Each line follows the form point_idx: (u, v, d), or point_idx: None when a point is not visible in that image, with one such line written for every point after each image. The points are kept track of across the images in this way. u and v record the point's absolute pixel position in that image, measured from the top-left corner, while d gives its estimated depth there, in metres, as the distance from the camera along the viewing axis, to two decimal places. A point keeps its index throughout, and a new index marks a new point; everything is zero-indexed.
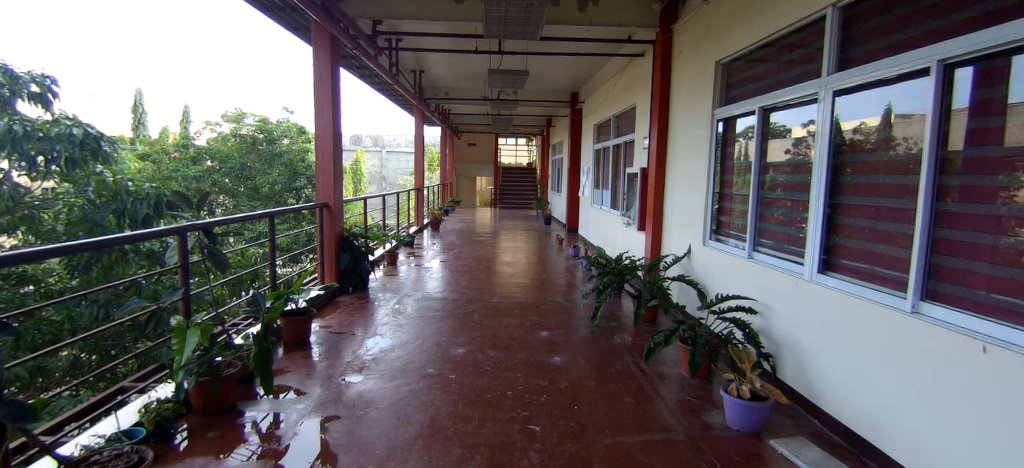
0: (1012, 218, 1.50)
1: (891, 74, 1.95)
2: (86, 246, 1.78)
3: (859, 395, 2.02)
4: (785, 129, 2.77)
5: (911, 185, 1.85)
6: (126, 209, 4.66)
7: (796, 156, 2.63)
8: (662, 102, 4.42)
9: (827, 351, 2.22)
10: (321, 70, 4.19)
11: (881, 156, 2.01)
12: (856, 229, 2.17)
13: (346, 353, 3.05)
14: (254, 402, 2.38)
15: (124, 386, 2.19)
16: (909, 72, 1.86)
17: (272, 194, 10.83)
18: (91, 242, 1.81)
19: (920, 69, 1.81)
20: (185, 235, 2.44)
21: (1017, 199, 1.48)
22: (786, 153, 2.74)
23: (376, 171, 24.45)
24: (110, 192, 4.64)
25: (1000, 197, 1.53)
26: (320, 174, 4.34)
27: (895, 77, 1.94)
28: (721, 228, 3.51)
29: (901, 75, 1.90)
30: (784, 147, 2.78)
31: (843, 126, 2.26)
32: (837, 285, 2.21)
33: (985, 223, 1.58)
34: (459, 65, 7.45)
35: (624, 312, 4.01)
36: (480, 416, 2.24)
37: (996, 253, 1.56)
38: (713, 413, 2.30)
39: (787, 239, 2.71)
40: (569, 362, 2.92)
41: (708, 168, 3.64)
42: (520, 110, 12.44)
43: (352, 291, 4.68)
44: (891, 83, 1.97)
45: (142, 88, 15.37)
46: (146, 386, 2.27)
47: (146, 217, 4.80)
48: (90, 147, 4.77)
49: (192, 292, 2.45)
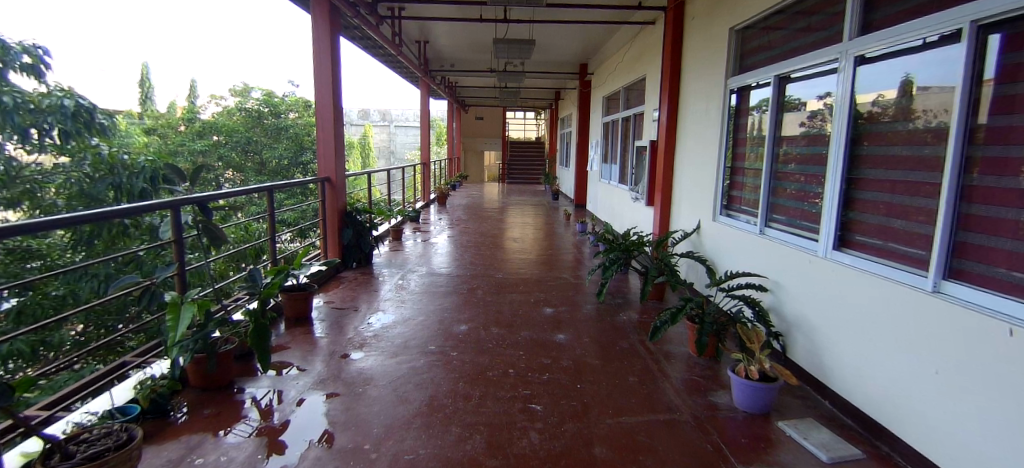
0: None
1: (915, 40, 1.81)
2: (86, 219, 1.76)
3: (873, 377, 1.94)
4: (799, 102, 2.65)
5: (937, 157, 1.72)
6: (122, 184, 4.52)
7: (811, 128, 2.52)
8: (673, 71, 4.24)
9: (840, 329, 2.15)
10: (320, 40, 4.05)
11: (900, 127, 1.90)
12: (875, 204, 2.05)
13: (348, 330, 3.02)
14: (253, 379, 2.37)
15: (124, 361, 2.22)
16: (934, 38, 1.73)
17: (279, 169, 10.73)
18: (93, 214, 1.78)
19: (944, 35, 1.69)
20: (179, 210, 2.35)
21: None
22: (801, 126, 2.62)
23: (385, 145, 24.35)
24: (105, 165, 4.58)
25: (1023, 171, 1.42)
26: (322, 147, 4.24)
27: (922, 43, 1.79)
28: (732, 203, 3.39)
29: (926, 41, 1.77)
30: (797, 119, 2.66)
31: (859, 100, 2.14)
32: (852, 263, 2.10)
33: (1006, 198, 1.48)
34: (463, 34, 7.22)
35: (630, 289, 3.93)
36: (479, 394, 2.21)
37: (1018, 228, 1.45)
38: (719, 394, 2.24)
39: (800, 214, 2.59)
40: (572, 340, 2.87)
41: (720, 141, 3.49)
42: (529, 83, 12.15)
43: (356, 267, 4.64)
44: (920, 49, 1.81)
45: (149, 64, 15.35)
46: (146, 360, 2.29)
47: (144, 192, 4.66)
48: (84, 119, 4.72)
49: (187, 267, 2.40)
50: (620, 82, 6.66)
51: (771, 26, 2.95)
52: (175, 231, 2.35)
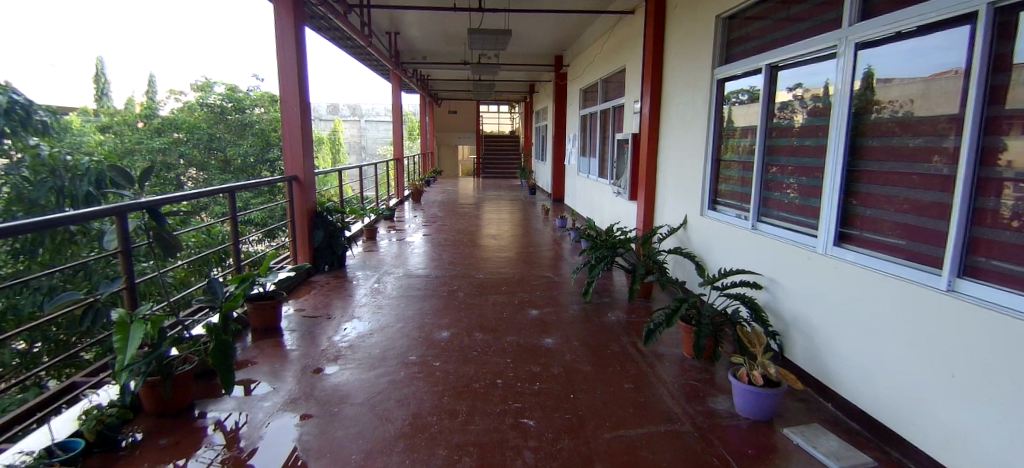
0: (1018, 182, 1.42)
1: (886, 33, 1.89)
2: (11, 231, 1.48)
3: (882, 380, 1.87)
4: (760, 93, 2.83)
5: (926, 146, 1.74)
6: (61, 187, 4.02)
7: (780, 119, 2.66)
8: (655, 62, 4.14)
9: (845, 329, 2.08)
10: (283, 29, 3.77)
11: (861, 120, 2.05)
12: (880, 198, 1.97)
13: (320, 341, 2.80)
14: (217, 400, 2.13)
15: (76, 381, 1.99)
16: (907, 30, 1.80)
17: (244, 167, 10.18)
18: (17, 227, 1.51)
19: (920, 27, 1.74)
20: (126, 216, 2.05)
21: (1015, 165, 1.42)
22: (770, 118, 2.75)
23: (356, 140, 23.73)
24: (45, 166, 4.15)
25: (999, 161, 1.48)
26: (289, 144, 3.96)
27: (914, 30, 1.77)
28: (720, 197, 3.33)
29: (898, 33, 1.84)
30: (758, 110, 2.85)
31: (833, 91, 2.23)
32: (856, 260, 2.04)
33: (987, 188, 1.52)
34: (436, 25, 6.98)
35: (616, 287, 3.83)
36: (467, 409, 2.05)
37: (997, 218, 1.50)
38: (718, 400, 2.15)
39: (797, 208, 2.52)
40: (561, 344, 2.74)
41: (708, 133, 3.39)
42: (503, 76, 11.95)
43: (329, 270, 4.39)
44: (913, 37, 1.78)
45: (103, 58, 14.56)
46: (99, 382, 2.03)
47: (90, 196, 4.27)
48: (19, 117, 4.29)
49: (137, 281, 2.11)
50: (597, 74, 6.56)
51: (758, 14, 2.87)
52: (122, 240, 2.04)
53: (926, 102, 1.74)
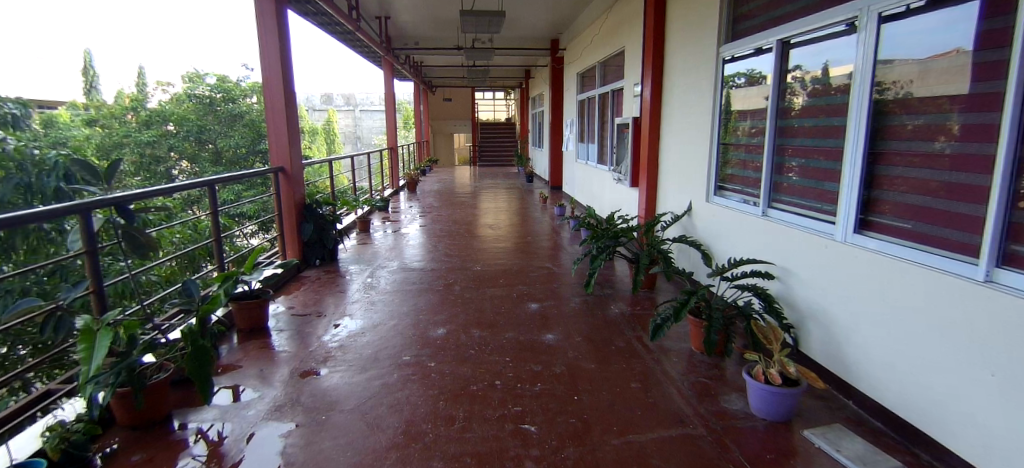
0: None
1: (898, 6, 1.79)
2: None
3: (908, 377, 1.75)
4: (761, 75, 2.74)
5: (929, 125, 1.72)
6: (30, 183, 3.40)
7: (785, 101, 2.57)
8: (656, 41, 3.96)
9: (868, 322, 1.94)
10: (263, 11, 3.54)
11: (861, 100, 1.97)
12: (907, 181, 1.82)
13: (309, 341, 2.66)
14: (198, 408, 1.97)
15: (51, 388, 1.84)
16: (917, 4, 1.72)
17: (236, 159, 9.93)
18: None
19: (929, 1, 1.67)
20: (90, 215, 1.86)
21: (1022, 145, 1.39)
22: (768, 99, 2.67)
23: (351, 130, 23.43)
24: (10, 160, 3.58)
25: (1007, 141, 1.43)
26: (274, 133, 3.77)
27: (923, 4, 1.70)
28: (726, 182, 3.17)
29: (908, 7, 1.76)
30: (761, 93, 2.75)
31: (831, 73, 2.21)
32: (880, 248, 1.89)
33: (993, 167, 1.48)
34: (428, 8, 6.74)
35: (619, 278, 3.69)
36: (464, 414, 1.92)
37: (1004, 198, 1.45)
38: (732, 399, 2.03)
39: (811, 193, 2.37)
40: (563, 340, 2.60)
41: (714, 115, 3.23)
42: (498, 61, 11.69)
43: (320, 264, 4.23)
44: (924, 13, 1.70)
45: (90, 50, 14.28)
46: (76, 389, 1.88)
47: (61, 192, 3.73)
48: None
49: (106, 284, 1.93)
50: (595, 56, 6.36)
51: None
52: (88, 240, 1.85)
53: (924, 83, 1.72)
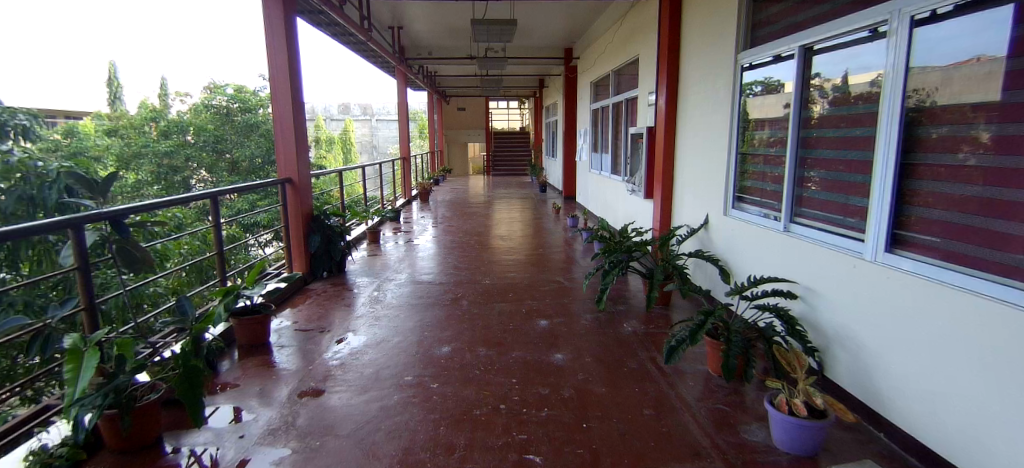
0: None
1: (925, 12, 1.69)
2: None
3: (948, 411, 1.59)
4: (779, 83, 2.63)
5: (954, 135, 1.62)
6: (34, 195, 3.34)
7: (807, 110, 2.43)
8: (671, 49, 3.84)
9: (902, 348, 1.77)
10: (273, 22, 3.54)
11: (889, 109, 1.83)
12: (944, 196, 1.67)
13: (310, 358, 2.58)
14: (190, 431, 1.90)
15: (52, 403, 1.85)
16: (945, 9, 1.62)
17: (251, 169, 10.05)
18: None
19: (957, 6, 1.58)
20: (84, 229, 1.81)
21: None
22: (787, 107, 2.56)
23: (367, 140, 23.73)
24: (13, 173, 3.47)
25: None
26: (283, 144, 3.75)
27: (951, 9, 1.60)
28: (744, 195, 3.03)
29: (934, 12, 1.66)
30: (780, 102, 2.63)
31: (851, 81, 2.11)
32: (914, 269, 1.74)
33: None
34: (440, 18, 6.74)
35: (632, 293, 3.56)
36: (465, 442, 1.81)
37: None
38: (752, 430, 1.88)
39: (836, 208, 2.23)
40: (572, 361, 2.48)
41: (732, 125, 3.10)
42: (512, 70, 11.68)
43: (328, 277, 4.17)
44: (952, 17, 1.60)
45: (116, 62, 14.72)
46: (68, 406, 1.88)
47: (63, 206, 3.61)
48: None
49: (97, 300, 1.88)
50: (609, 65, 6.27)
51: None
52: (80, 257, 1.82)
53: (948, 90, 1.62)
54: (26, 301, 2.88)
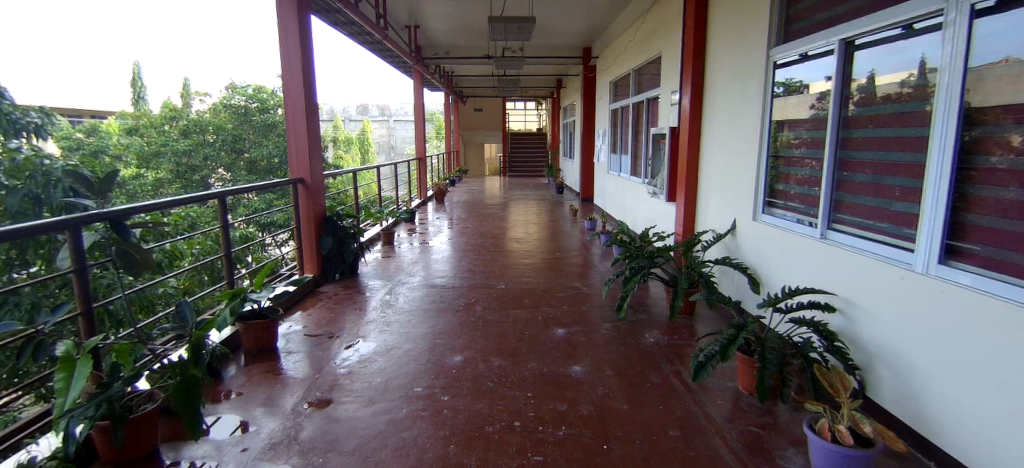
0: None
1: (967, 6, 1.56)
2: None
3: (1014, 447, 1.40)
4: (801, 84, 2.57)
5: (990, 137, 1.51)
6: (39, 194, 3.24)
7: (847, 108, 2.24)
8: (697, 47, 3.68)
9: (957, 371, 1.59)
10: (287, 20, 3.47)
11: (945, 109, 1.64)
12: (1010, 204, 1.47)
13: (318, 365, 2.49)
14: (186, 443, 1.82)
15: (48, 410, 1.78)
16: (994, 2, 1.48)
17: (269, 168, 10.05)
18: None
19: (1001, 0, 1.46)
20: (80, 231, 1.75)
21: None
22: (810, 108, 2.50)
23: (385, 140, 23.88)
24: (21, 171, 3.48)
25: None
26: (296, 143, 3.68)
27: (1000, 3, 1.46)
28: (776, 199, 2.85)
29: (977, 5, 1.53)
30: (803, 103, 2.56)
31: (877, 82, 2.06)
32: (974, 283, 1.54)
33: None
34: (457, 16, 6.65)
35: (654, 301, 3.39)
36: (477, 463, 1.68)
37: None
38: (789, 456, 1.71)
39: (881, 215, 2.04)
40: (592, 373, 2.34)
41: (763, 127, 2.92)
42: (529, 70, 11.57)
43: (340, 279, 4.10)
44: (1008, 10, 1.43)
45: (141, 63, 15.04)
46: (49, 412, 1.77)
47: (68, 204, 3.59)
48: (9, 118, 4.22)
49: (95, 304, 1.82)
50: (629, 64, 6.10)
51: None
52: (76, 259, 1.75)
53: (995, 90, 1.49)
54: (32, 301, 2.89)
